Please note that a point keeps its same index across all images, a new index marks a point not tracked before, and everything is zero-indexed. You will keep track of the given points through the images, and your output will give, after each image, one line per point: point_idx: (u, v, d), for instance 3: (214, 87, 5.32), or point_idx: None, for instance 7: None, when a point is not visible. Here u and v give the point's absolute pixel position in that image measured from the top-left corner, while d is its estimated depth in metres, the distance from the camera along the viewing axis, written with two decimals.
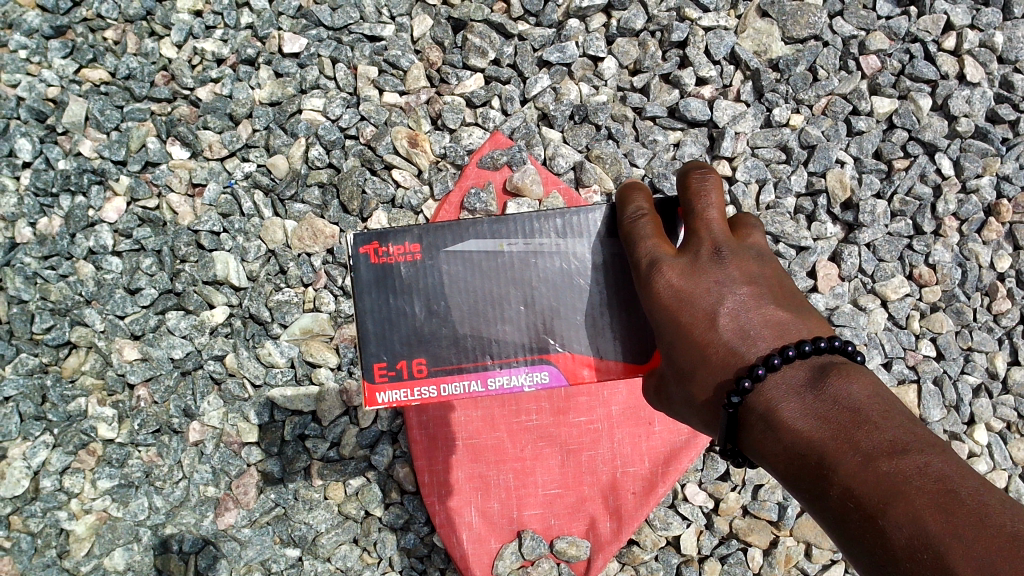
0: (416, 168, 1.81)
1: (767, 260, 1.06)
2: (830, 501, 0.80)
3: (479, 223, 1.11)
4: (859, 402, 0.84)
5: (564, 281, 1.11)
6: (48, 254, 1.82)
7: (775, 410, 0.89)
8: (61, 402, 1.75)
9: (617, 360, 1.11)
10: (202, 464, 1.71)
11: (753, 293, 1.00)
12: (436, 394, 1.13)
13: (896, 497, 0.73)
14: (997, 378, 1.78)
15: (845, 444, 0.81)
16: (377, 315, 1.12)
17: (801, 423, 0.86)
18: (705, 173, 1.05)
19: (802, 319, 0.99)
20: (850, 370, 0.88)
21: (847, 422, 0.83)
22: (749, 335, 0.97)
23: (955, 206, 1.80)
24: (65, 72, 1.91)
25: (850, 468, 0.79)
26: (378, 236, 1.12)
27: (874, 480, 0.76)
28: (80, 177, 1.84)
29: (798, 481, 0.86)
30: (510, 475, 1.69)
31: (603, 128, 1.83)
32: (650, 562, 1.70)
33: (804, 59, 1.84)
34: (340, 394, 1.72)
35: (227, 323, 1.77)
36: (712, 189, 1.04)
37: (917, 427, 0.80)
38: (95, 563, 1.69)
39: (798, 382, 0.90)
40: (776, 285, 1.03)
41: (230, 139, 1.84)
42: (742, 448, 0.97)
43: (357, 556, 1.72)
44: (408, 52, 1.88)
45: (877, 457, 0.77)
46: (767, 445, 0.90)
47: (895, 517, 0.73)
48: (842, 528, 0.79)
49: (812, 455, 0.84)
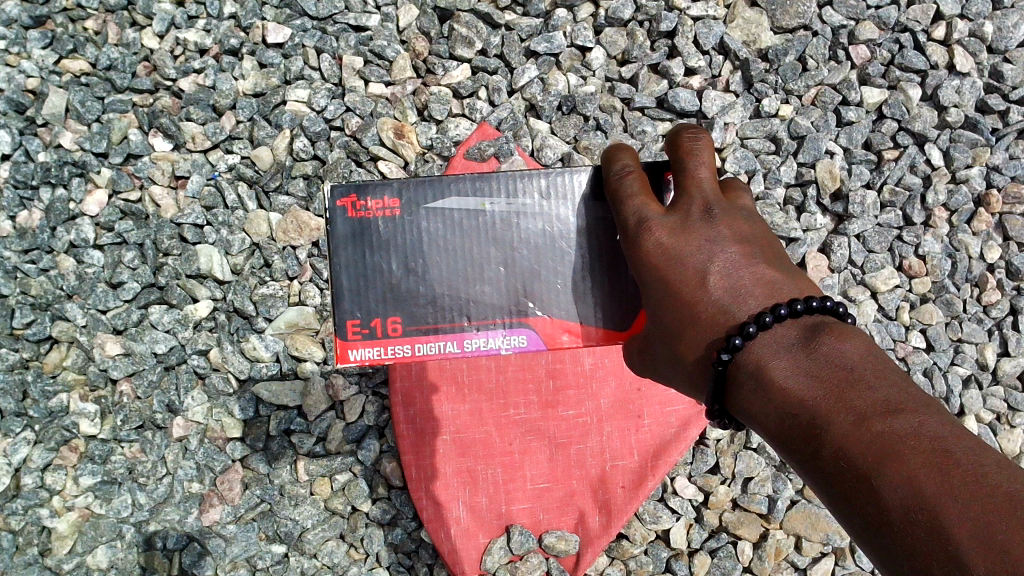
0: (403, 160, 1.79)
1: (756, 222, 1.05)
2: (821, 462, 0.79)
3: (461, 181, 1.11)
4: (853, 361, 0.82)
5: (546, 243, 1.12)
6: (29, 248, 1.78)
7: (765, 368, 0.88)
8: (42, 398, 1.72)
9: (596, 326, 1.13)
10: (187, 460, 1.68)
11: (743, 252, 0.99)
12: (411, 353, 1.12)
13: (890, 456, 0.71)
14: (987, 370, 1.77)
15: (837, 405, 0.79)
16: (352, 270, 1.11)
17: (791, 382, 0.85)
18: (697, 134, 1.04)
19: (792, 279, 0.98)
20: (844, 330, 0.86)
21: (840, 380, 0.81)
22: (739, 292, 0.96)
23: (945, 196, 1.79)
24: (45, 63, 1.87)
25: (843, 429, 0.77)
26: (356, 189, 1.11)
27: (868, 440, 0.74)
28: (61, 169, 1.80)
29: (789, 441, 0.84)
30: (499, 469, 1.67)
31: (592, 119, 1.82)
32: (640, 556, 1.68)
33: (794, 48, 1.83)
34: (326, 388, 1.70)
35: (211, 317, 1.74)
36: (701, 144, 1.03)
37: (909, 385, 0.78)
38: (78, 561, 1.66)
39: (789, 341, 0.88)
40: (766, 245, 1.03)
41: (214, 131, 1.81)
42: (729, 409, 0.96)
43: (344, 552, 1.69)
44: (393, 42, 1.85)
45: (870, 417, 0.76)
46: (756, 404, 0.88)
47: (890, 477, 0.71)
48: (834, 490, 0.77)
49: (804, 415, 0.82)
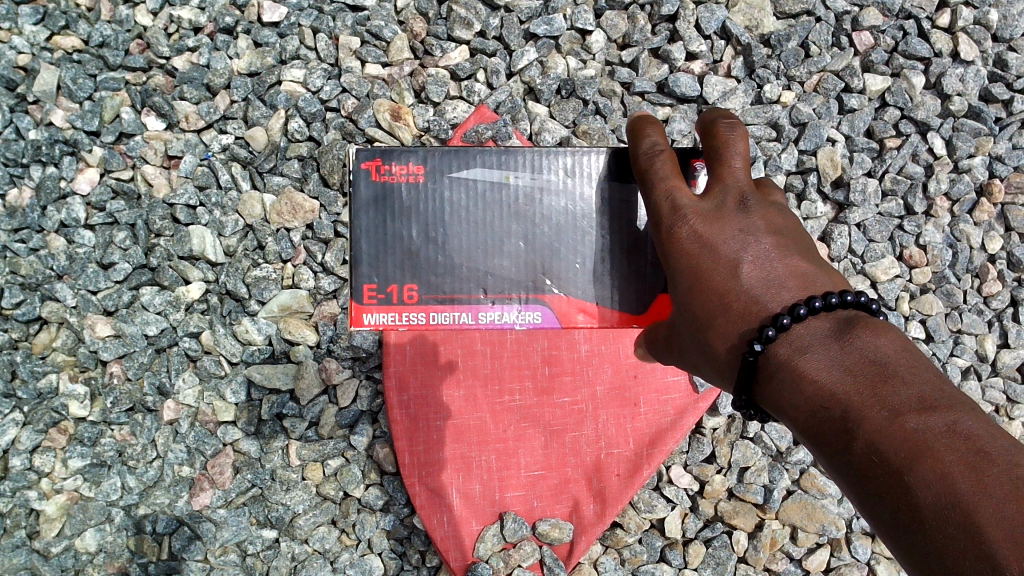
0: (399, 142, 1.79)
1: (789, 215, 1.03)
2: (850, 456, 0.76)
3: (487, 153, 1.10)
4: (888, 357, 0.79)
5: (568, 220, 1.10)
6: (19, 227, 1.75)
7: (797, 361, 0.85)
8: (31, 378, 1.69)
9: (613, 308, 1.11)
10: (177, 443, 1.66)
11: (777, 243, 0.97)
12: (424, 322, 1.11)
13: (923, 453, 0.69)
14: (987, 361, 1.76)
15: (870, 399, 0.76)
16: (373, 234, 1.09)
17: (823, 373, 0.82)
18: (732, 124, 1.03)
19: (825, 272, 0.95)
20: (878, 325, 0.83)
21: (872, 373, 0.78)
22: (772, 284, 0.93)
23: (947, 185, 1.78)
24: (36, 39, 1.83)
25: (876, 422, 0.74)
26: (382, 153, 1.09)
27: (900, 435, 0.71)
28: (52, 147, 1.78)
29: (816, 433, 0.81)
30: (493, 456, 1.66)
31: (591, 103, 1.80)
32: (634, 545, 1.66)
33: (796, 35, 1.81)
34: (319, 372, 1.68)
35: (203, 299, 1.72)
36: (738, 125, 1.03)
37: (944, 383, 0.76)
38: (67, 545, 1.64)
39: (822, 334, 0.85)
40: (800, 240, 1.01)
41: (207, 110, 1.78)
42: (757, 400, 0.93)
43: (336, 538, 1.67)
44: (390, 23, 1.83)
45: (903, 412, 0.73)
46: (786, 397, 0.85)
47: (923, 474, 0.68)
48: (861, 486, 0.75)
49: (834, 408, 0.79)
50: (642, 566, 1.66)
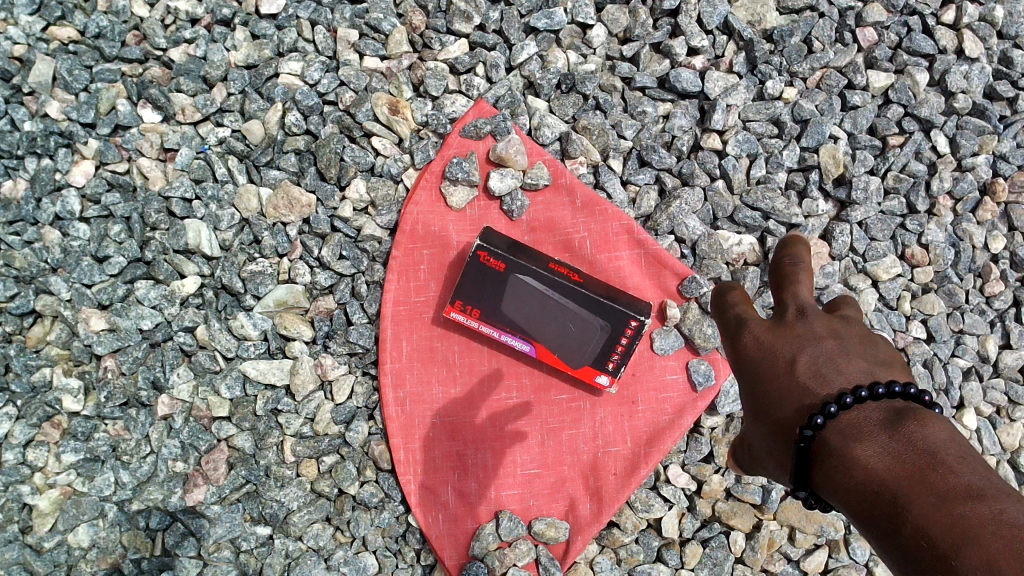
0: (396, 136, 1.77)
1: (861, 326, 1.11)
2: (898, 537, 0.82)
3: None
4: (935, 446, 0.85)
5: None
6: (13, 219, 1.71)
7: (849, 448, 0.93)
8: (25, 372, 1.65)
9: None
10: (172, 438, 1.64)
11: (837, 344, 1.05)
12: None
13: (968, 536, 0.74)
14: (988, 362, 1.73)
15: (917, 484, 0.82)
16: None
17: (872, 459, 0.89)
18: (795, 259, 1.21)
19: (881, 369, 1.02)
20: (925, 417, 0.90)
21: (920, 461, 0.85)
22: (824, 376, 1.02)
23: (950, 183, 1.76)
24: (32, 30, 1.81)
25: (924, 510, 0.79)
26: None
27: (945, 518, 0.77)
28: (46, 139, 1.75)
29: (864, 514, 0.88)
30: (489, 454, 1.65)
31: (591, 98, 1.78)
32: (631, 545, 1.64)
33: (800, 30, 1.80)
34: (314, 368, 1.67)
35: (198, 293, 1.70)
36: (806, 257, 1.21)
37: (989, 472, 0.81)
38: (60, 539, 1.59)
39: (873, 423, 0.93)
40: (872, 346, 1.07)
41: (204, 103, 1.77)
42: (814, 489, 1.00)
43: (330, 535, 1.65)
44: (390, 16, 1.82)
45: (950, 499, 0.78)
46: (838, 480, 0.93)
47: (968, 556, 0.73)
48: (909, 565, 0.80)
49: (881, 492, 0.86)
50: (638, 566, 1.64)
